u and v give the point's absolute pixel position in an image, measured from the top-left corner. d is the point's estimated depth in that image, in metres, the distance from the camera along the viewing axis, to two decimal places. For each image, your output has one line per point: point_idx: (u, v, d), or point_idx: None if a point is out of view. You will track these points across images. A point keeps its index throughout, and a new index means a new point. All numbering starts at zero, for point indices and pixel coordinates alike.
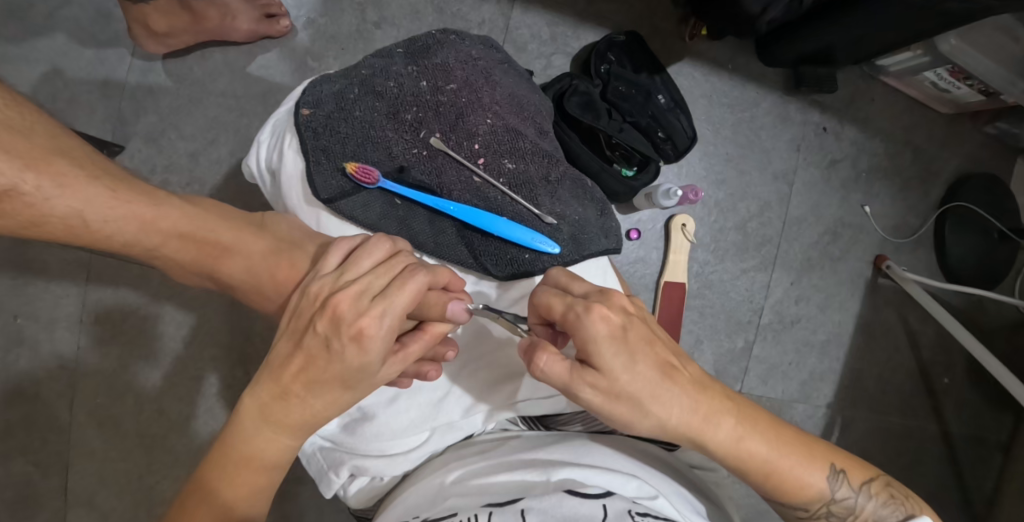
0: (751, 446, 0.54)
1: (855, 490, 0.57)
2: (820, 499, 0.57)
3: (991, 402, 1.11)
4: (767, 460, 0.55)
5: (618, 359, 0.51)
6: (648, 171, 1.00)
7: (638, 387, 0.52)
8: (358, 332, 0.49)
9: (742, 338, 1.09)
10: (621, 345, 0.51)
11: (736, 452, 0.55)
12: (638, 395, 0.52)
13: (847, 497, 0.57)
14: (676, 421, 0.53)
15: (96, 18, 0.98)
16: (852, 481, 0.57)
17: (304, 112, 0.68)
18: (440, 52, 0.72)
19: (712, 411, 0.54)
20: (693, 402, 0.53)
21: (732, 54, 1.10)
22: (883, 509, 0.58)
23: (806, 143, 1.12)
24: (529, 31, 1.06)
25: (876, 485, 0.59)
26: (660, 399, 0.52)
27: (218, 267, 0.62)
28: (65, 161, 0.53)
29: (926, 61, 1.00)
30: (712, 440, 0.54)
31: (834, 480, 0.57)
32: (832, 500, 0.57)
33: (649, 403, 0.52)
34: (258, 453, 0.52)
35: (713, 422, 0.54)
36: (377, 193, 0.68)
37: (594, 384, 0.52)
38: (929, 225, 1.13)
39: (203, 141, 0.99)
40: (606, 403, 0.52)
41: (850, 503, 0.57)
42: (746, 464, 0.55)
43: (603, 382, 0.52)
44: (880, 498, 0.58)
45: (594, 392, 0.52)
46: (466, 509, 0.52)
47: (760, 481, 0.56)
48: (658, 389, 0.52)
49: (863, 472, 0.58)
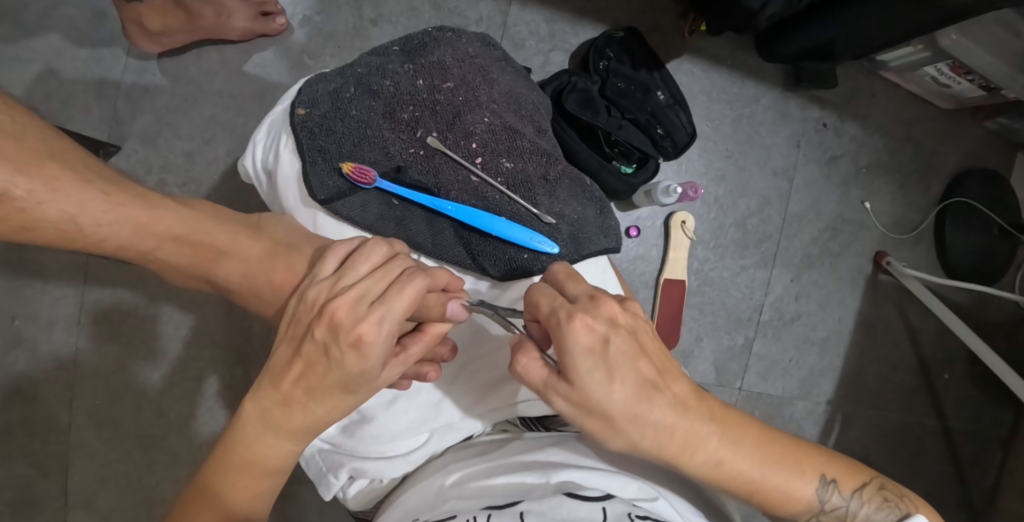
0: (732, 466, 0.54)
1: (846, 498, 0.57)
2: (808, 511, 0.57)
3: (991, 398, 1.11)
4: (748, 479, 0.55)
5: (593, 375, 0.50)
6: (647, 168, 0.99)
7: (613, 406, 0.51)
8: (357, 338, 0.48)
9: (742, 335, 1.08)
10: (599, 361, 0.50)
11: (715, 472, 0.54)
12: (611, 412, 0.51)
13: (837, 506, 0.57)
14: (650, 441, 0.53)
15: (91, 17, 0.97)
16: (843, 489, 0.57)
17: (300, 112, 0.68)
18: (437, 50, 0.71)
19: (692, 433, 0.53)
20: (672, 423, 0.53)
21: (731, 50, 1.10)
22: (877, 514, 0.57)
23: (805, 140, 1.12)
24: (527, 28, 1.06)
25: (869, 490, 0.58)
26: (635, 419, 0.52)
27: (215, 269, 0.62)
28: (58, 165, 0.52)
29: (927, 56, 1.00)
30: (688, 462, 0.54)
31: (823, 489, 0.56)
32: (821, 511, 0.57)
33: (622, 423, 0.52)
34: (258, 458, 0.52)
35: (692, 444, 0.53)
36: (374, 193, 0.68)
37: (566, 396, 0.51)
38: (930, 221, 1.12)
39: (199, 141, 0.99)
40: (578, 415, 0.52)
41: (841, 511, 0.57)
42: (729, 482, 0.55)
43: (576, 396, 0.51)
44: (873, 503, 0.58)
45: (566, 403, 0.52)
46: (465, 512, 0.52)
47: (744, 496, 0.56)
48: (634, 408, 0.52)
49: (854, 478, 0.57)
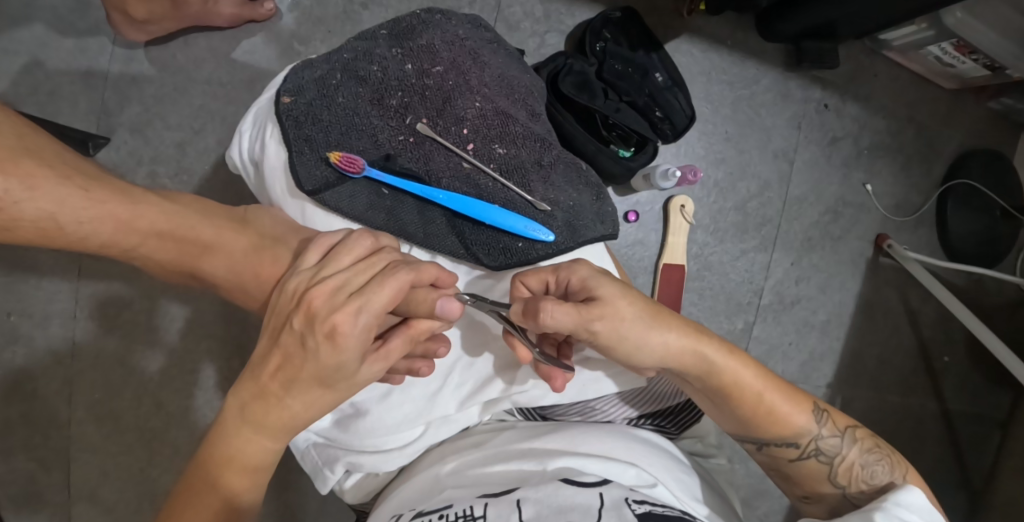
0: (745, 371, 0.57)
1: (839, 431, 0.58)
2: (807, 434, 0.58)
3: (992, 380, 1.10)
4: (763, 382, 0.57)
5: (614, 286, 0.55)
6: (645, 152, 0.97)
7: (639, 307, 0.55)
8: (332, 329, 0.47)
9: (742, 320, 1.07)
10: (612, 276, 0.56)
11: (739, 371, 0.56)
12: (640, 315, 0.55)
13: (832, 436, 0.58)
14: (677, 341, 0.56)
15: (75, 5, 0.95)
16: (836, 421, 0.59)
17: (285, 100, 0.66)
18: (426, 33, 0.69)
19: (705, 334, 0.58)
20: (685, 324, 0.57)
21: (731, 30, 1.08)
22: (871, 457, 0.58)
23: (807, 121, 1.10)
24: (521, 9, 1.03)
25: (861, 433, 0.59)
26: (657, 322, 0.55)
27: (199, 264, 0.61)
28: (33, 161, 0.51)
29: (930, 35, 0.98)
30: (711, 354, 0.56)
31: (818, 416, 0.58)
32: (818, 436, 0.58)
33: (651, 324, 0.55)
34: (238, 454, 0.51)
35: (706, 339, 0.57)
36: (363, 183, 0.66)
37: (602, 316, 0.53)
38: (931, 204, 1.11)
39: (190, 131, 0.97)
40: (612, 333, 0.54)
41: (835, 443, 0.58)
42: (743, 395, 0.57)
43: (607, 310, 0.54)
44: (867, 445, 0.58)
45: (601, 321, 0.53)
46: (461, 500, 0.51)
47: (751, 408, 0.57)
48: (655, 309, 0.56)
49: (845, 416, 0.60)
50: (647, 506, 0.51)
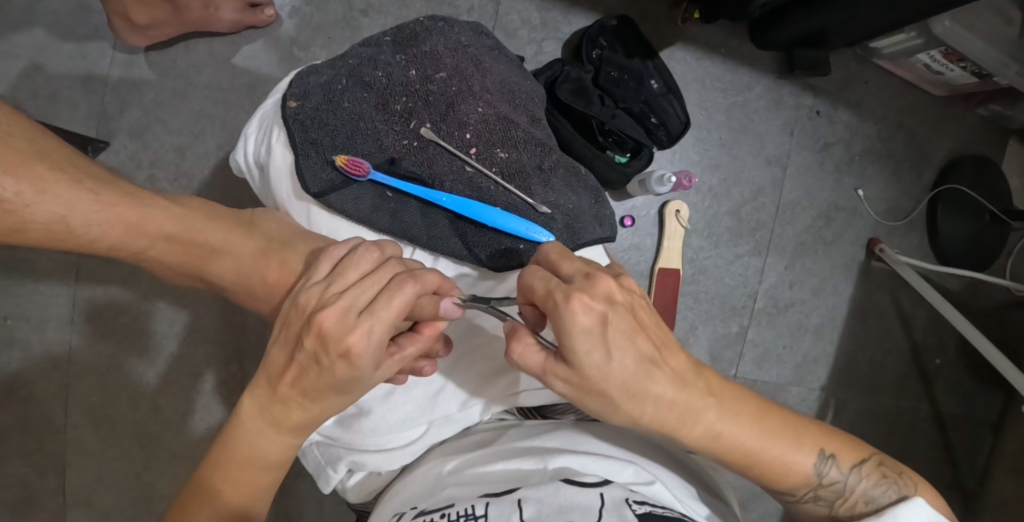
0: (732, 436, 0.54)
1: (844, 473, 0.57)
2: (807, 484, 0.57)
3: (982, 382, 1.12)
4: (746, 452, 0.54)
5: (592, 356, 0.50)
6: (641, 157, 0.99)
7: (612, 386, 0.51)
8: (346, 350, 0.48)
9: (736, 323, 1.09)
10: (598, 341, 0.50)
11: (714, 444, 0.54)
12: (612, 394, 0.51)
13: (835, 480, 0.57)
14: (650, 417, 0.53)
15: (75, 10, 0.96)
16: (841, 464, 0.56)
17: (292, 104, 0.67)
18: (429, 39, 0.70)
19: (690, 407, 0.53)
20: (672, 397, 0.52)
21: (724, 38, 1.10)
22: (875, 490, 0.57)
23: (799, 128, 1.12)
24: (519, 16, 1.05)
25: (868, 466, 0.57)
26: (633, 398, 0.52)
27: (207, 267, 0.61)
28: (45, 164, 0.51)
29: (920, 43, 1.00)
30: (688, 434, 0.54)
31: (822, 464, 0.56)
32: (819, 485, 0.57)
33: (622, 401, 0.52)
34: (261, 453, 0.52)
35: (689, 420, 0.53)
36: (368, 186, 0.67)
37: (566, 379, 0.52)
38: (921, 208, 1.13)
39: (189, 135, 0.98)
40: (576, 395, 0.53)
41: (839, 486, 0.57)
42: (724, 454, 0.55)
43: (575, 378, 0.51)
44: (872, 478, 0.57)
45: (565, 384, 0.52)
46: (462, 500, 0.52)
47: (742, 468, 0.56)
48: (634, 386, 0.51)
49: (853, 453, 0.57)
50: (648, 507, 0.51)
